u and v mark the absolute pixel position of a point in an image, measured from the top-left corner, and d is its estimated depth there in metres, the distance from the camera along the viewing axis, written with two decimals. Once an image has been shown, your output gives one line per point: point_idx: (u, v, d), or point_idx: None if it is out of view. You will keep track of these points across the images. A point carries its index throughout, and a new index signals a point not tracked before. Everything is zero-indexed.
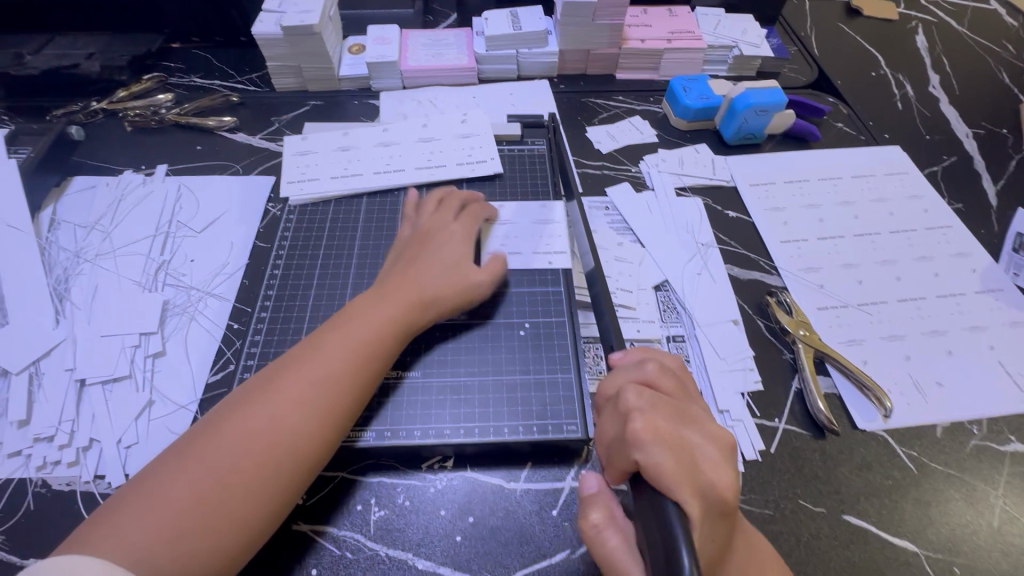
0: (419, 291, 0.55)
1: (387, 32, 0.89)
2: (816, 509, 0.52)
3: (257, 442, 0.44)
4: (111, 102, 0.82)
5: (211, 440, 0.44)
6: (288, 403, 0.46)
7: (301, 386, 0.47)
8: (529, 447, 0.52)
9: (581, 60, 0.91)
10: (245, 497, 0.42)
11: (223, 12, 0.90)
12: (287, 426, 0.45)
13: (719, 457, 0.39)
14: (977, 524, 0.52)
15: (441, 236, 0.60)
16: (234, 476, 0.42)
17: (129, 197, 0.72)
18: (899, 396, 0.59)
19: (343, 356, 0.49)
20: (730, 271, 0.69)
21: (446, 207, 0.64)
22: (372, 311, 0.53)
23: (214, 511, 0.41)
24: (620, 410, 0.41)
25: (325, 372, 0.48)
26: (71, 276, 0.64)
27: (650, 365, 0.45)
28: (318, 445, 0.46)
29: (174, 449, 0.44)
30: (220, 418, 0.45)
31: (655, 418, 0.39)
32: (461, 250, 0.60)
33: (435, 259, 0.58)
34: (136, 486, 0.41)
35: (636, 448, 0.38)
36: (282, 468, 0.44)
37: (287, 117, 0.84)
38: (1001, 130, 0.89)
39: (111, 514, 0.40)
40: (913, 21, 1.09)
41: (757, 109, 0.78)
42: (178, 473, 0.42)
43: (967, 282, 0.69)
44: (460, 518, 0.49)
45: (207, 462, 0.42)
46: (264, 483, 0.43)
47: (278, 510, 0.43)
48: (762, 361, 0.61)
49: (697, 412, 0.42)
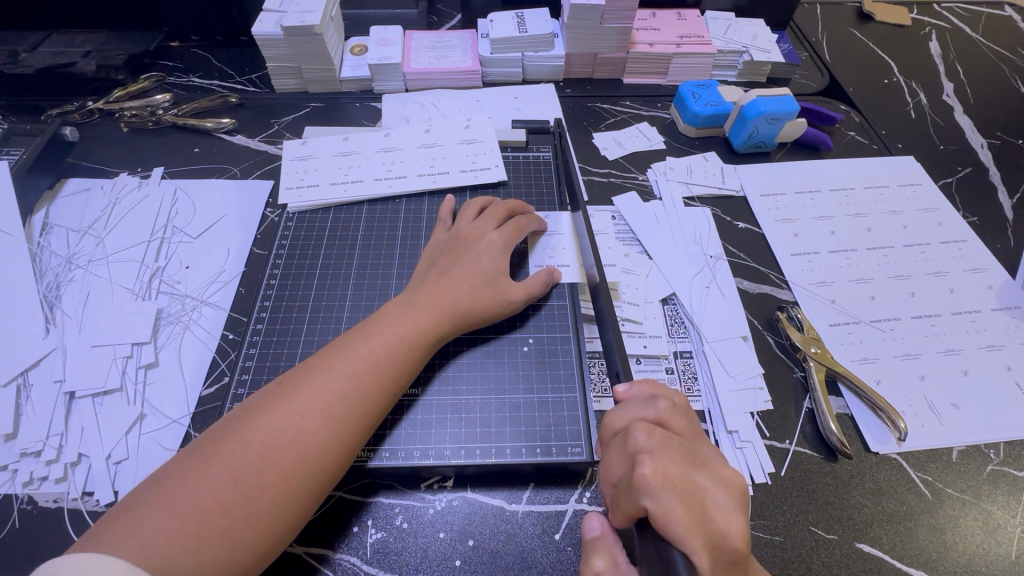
0: (453, 301, 0.53)
1: (390, 33, 0.87)
2: (829, 536, 0.50)
3: (284, 448, 0.42)
4: (108, 102, 0.80)
5: (236, 441, 0.42)
6: (314, 409, 0.44)
7: (331, 393, 0.45)
8: (531, 468, 0.51)
9: (588, 64, 0.89)
10: (265, 506, 0.40)
11: (223, 10, 0.89)
12: (315, 435, 0.43)
13: (729, 504, 0.37)
14: (995, 553, 0.50)
15: (481, 244, 0.58)
16: (257, 483, 0.40)
17: (123, 200, 0.70)
18: (914, 418, 0.57)
19: (374, 365, 0.48)
20: (739, 285, 0.67)
21: (491, 215, 0.62)
22: (406, 319, 0.51)
23: (235, 520, 0.39)
24: (628, 449, 0.39)
25: (356, 380, 0.46)
26: (63, 283, 0.62)
27: (662, 403, 0.43)
28: (341, 456, 0.44)
29: (199, 446, 0.42)
30: (248, 417, 0.44)
31: (663, 462, 0.37)
32: (502, 261, 0.58)
33: (473, 266, 0.56)
34: (158, 484, 0.40)
35: (644, 494, 0.35)
36: (306, 480, 0.42)
37: (287, 119, 0.82)
38: (1017, 141, 0.87)
39: (133, 511, 0.38)
40: (927, 27, 1.06)
41: (769, 117, 0.76)
42: (203, 475, 0.40)
43: (983, 298, 0.67)
44: (460, 542, 0.48)
45: (232, 465, 0.41)
46: (286, 493, 0.41)
47: (294, 523, 0.42)
48: (772, 379, 0.60)
49: (709, 454, 0.40)
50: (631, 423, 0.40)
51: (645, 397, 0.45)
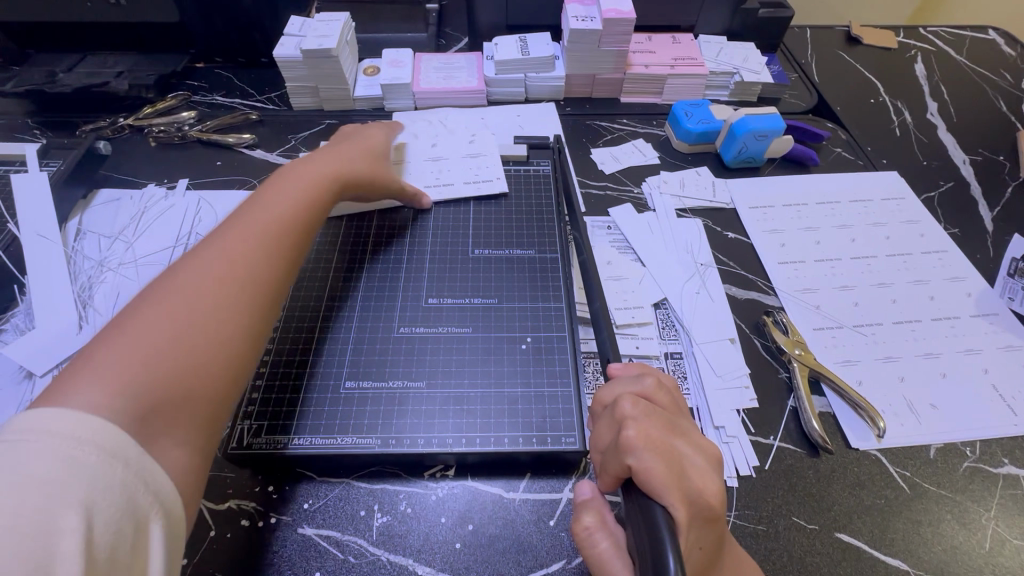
0: (336, 174, 0.62)
1: (401, 55, 0.93)
2: (809, 526, 0.53)
3: (221, 283, 0.45)
4: (138, 118, 0.86)
5: (166, 295, 0.42)
6: (233, 264, 0.46)
7: (248, 235, 0.49)
8: (528, 457, 0.54)
9: (586, 84, 0.95)
10: (212, 342, 0.42)
11: (246, 34, 0.95)
12: (243, 261, 0.47)
13: (706, 467, 0.41)
14: (969, 545, 0.53)
15: (313, 159, 0.62)
16: (198, 327, 0.41)
17: (151, 209, 0.75)
18: (893, 417, 0.60)
19: (282, 235, 0.51)
20: (728, 291, 0.71)
21: (321, 149, 0.66)
22: (281, 204, 0.54)
23: (185, 355, 0.39)
24: (615, 418, 0.43)
25: (269, 243, 0.50)
26: (95, 284, 0.67)
27: (648, 380, 0.47)
28: (267, 305, 0.47)
29: (121, 313, 0.41)
30: (169, 279, 0.44)
31: (647, 427, 0.41)
32: (330, 169, 0.62)
33: (304, 168, 0.60)
34: (92, 345, 0.38)
35: (627, 453, 0.39)
36: (244, 320, 0.45)
37: (303, 135, 0.88)
38: (998, 157, 0.90)
39: (73, 367, 0.36)
40: (912, 51, 1.11)
41: (756, 134, 0.80)
42: (140, 325, 0.39)
43: (962, 305, 0.70)
44: (460, 526, 0.51)
45: (168, 307, 0.41)
46: (229, 332, 0.43)
47: (239, 362, 0.43)
48: (758, 379, 0.63)
49: (687, 427, 0.44)
50: (619, 396, 0.45)
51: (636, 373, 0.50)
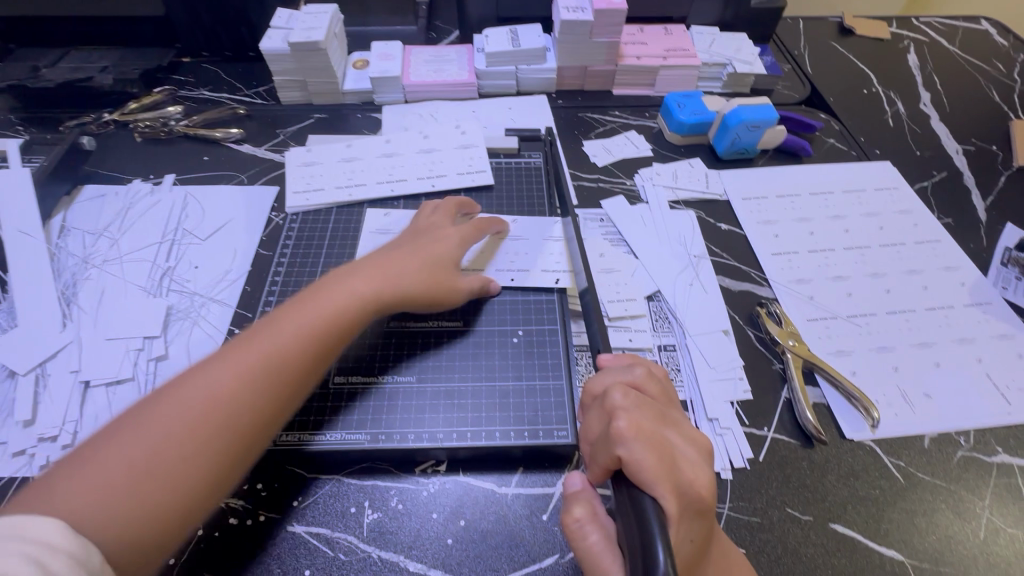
0: (397, 279, 0.55)
1: (390, 48, 0.92)
2: (804, 517, 0.52)
3: (204, 405, 0.42)
4: (123, 113, 0.84)
5: (161, 404, 0.42)
6: (233, 374, 0.44)
7: (256, 358, 0.45)
8: (520, 452, 0.53)
9: (578, 76, 0.94)
10: (192, 462, 0.40)
11: (233, 28, 0.94)
12: (239, 395, 0.44)
13: (697, 458, 0.41)
14: (963, 534, 0.53)
15: (438, 233, 0.62)
16: (173, 442, 0.40)
17: (136, 205, 0.74)
18: (887, 407, 0.60)
19: (305, 328, 0.48)
20: (721, 283, 0.70)
21: (444, 210, 0.66)
22: (348, 289, 0.53)
23: (162, 473, 0.39)
24: (605, 408, 0.43)
25: (287, 340, 0.47)
26: (79, 281, 0.65)
27: (639, 369, 0.47)
28: (270, 414, 0.45)
29: (124, 414, 0.42)
30: (170, 385, 0.43)
31: (637, 418, 0.41)
32: (457, 248, 0.62)
33: (429, 248, 0.60)
34: (84, 449, 0.39)
35: (618, 444, 0.39)
36: (234, 433, 0.42)
37: (292, 129, 0.87)
38: (991, 147, 0.90)
39: (60, 473, 0.38)
40: (905, 41, 1.11)
41: (749, 124, 0.79)
42: (127, 436, 0.40)
43: (956, 294, 0.70)
44: (452, 522, 0.50)
45: (152, 425, 0.41)
46: (212, 447, 0.41)
47: (222, 481, 0.42)
48: (752, 371, 0.62)
49: (678, 417, 0.44)
50: (611, 386, 0.44)
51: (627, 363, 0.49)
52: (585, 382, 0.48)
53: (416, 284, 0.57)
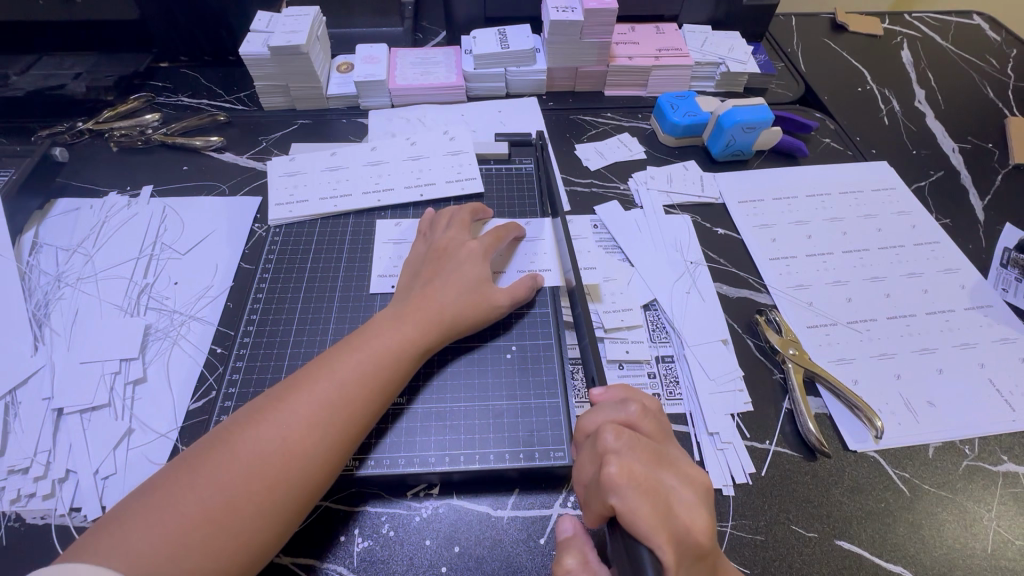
0: (439, 312, 0.54)
1: (375, 51, 0.89)
2: (809, 534, 0.51)
3: (270, 454, 0.43)
4: (98, 122, 0.81)
5: (224, 453, 0.42)
6: (303, 420, 0.45)
7: (316, 404, 0.46)
8: (515, 473, 0.51)
9: (569, 77, 0.92)
10: (252, 515, 0.41)
11: (212, 31, 0.90)
12: (301, 442, 0.44)
13: (695, 499, 0.39)
14: (971, 547, 0.51)
15: (462, 253, 0.59)
16: (237, 494, 0.41)
17: (112, 219, 0.71)
18: (890, 416, 0.58)
19: (361, 377, 0.48)
20: (719, 290, 0.69)
21: (460, 222, 0.63)
22: (397, 330, 0.52)
23: (223, 527, 0.39)
24: (597, 451, 0.41)
25: (344, 391, 0.47)
26: (52, 301, 0.63)
27: (633, 407, 0.45)
28: (328, 467, 0.45)
29: (187, 458, 0.43)
30: (234, 429, 0.44)
31: (630, 462, 0.39)
32: (482, 266, 0.59)
33: (457, 274, 0.57)
34: (148, 495, 0.40)
35: (611, 493, 0.37)
36: (292, 487, 0.43)
37: (275, 136, 0.84)
38: (987, 145, 0.89)
39: (124, 518, 0.39)
40: (898, 37, 1.10)
41: (744, 126, 0.78)
42: (190, 484, 0.41)
43: (957, 298, 0.69)
44: (446, 549, 0.48)
45: (217, 475, 0.41)
46: (271, 502, 0.42)
47: (278, 535, 0.42)
48: (752, 381, 0.61)
49: (674, 454, 0.42)
50: (602, 426, 0.42)
51: (620, 398, 0.47)
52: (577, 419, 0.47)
53: (456, 315, 0.55)
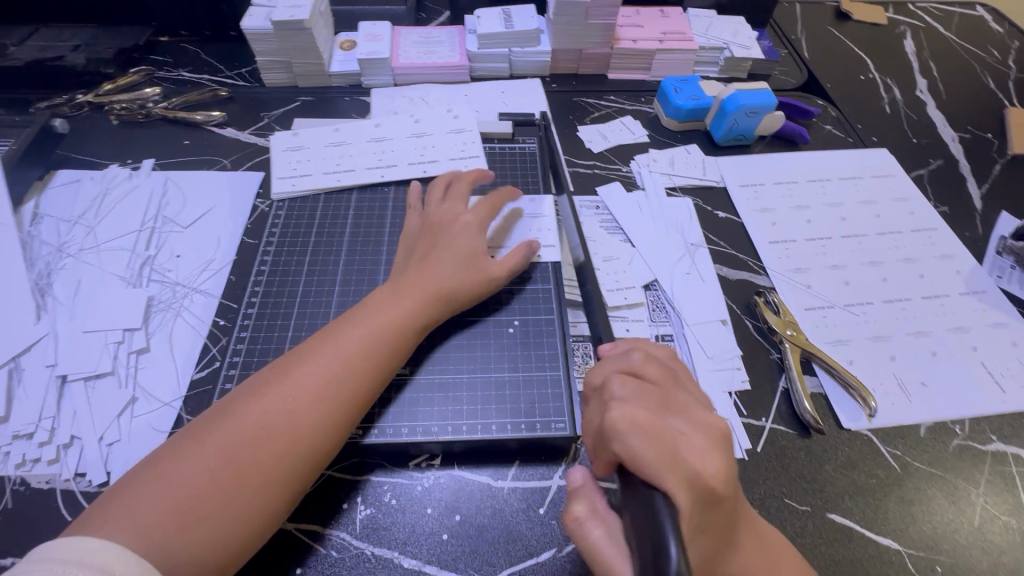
0: (437, 284, 0.54)
1: (378, 28, 0.89)
2: (802, 508, 0.52)
3: (275, 427, 0.43)
4: (98, 95, 0.81)
5: (229, 425, 0.43)
6: (308, 393, 0.45)
7: (320, 378, 0.46)
8: (516, 445, 0.52)
9: (573, 59, 0.91)
10: (257, 486, 0.41)
11: (213, 6, 0.89)
12: (305, 415, 0.44)
13: (706, 445, 0.38)
14: (959, 522, 0.53)
15: (457, 227, 0.59)
16: (243, 466, 0.41)
17: (113, 191, 0.71)
18: (883, 396, 0.60)
19: (362, 351, 0.49)
20: (718, 271, 0.69)
21: (458, 198, 0.63)
22: (397, 303, 0.52)
23: (230, 497, 0.40)
24: (603, 400, 0.42)
25: (347, 364, 0.47)
26: (54, 271, 0.63)
27: (636, 354, 0.45)
28: (332, 438, 0.45)
29: (192, 430, 0.43)
30: (239, 402, 0.45)
31: (634, 407, 0.39)
32: (477, 239, 0.59)
33: (452, 248, 0.58)
34: (154, 466, 0.41)
35: (614, 439, 0.38)
36: (297, 458, 0.43)
37: (276, 112, 0.83)
38: (986, 134, 0.90)
39: (132, 489, 0.39)
40: (902, 27, 1.10)
41: (747, 110, 0.78)
42: (196, 455, 0.41)
43: (952, 283, 0.70)
44: (447, 517, 0.49)
45: (222, 447, 0.42)
46: (277, 472, 0.42)
47: (284, 507, 0.43)
48: (750, 361, 0.62)
49: (684, 400, 0.42)
50: (607, 376, 0.43)
51: (625, 350, 0.48)
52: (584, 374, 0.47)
53: (453, 289, 0.55)
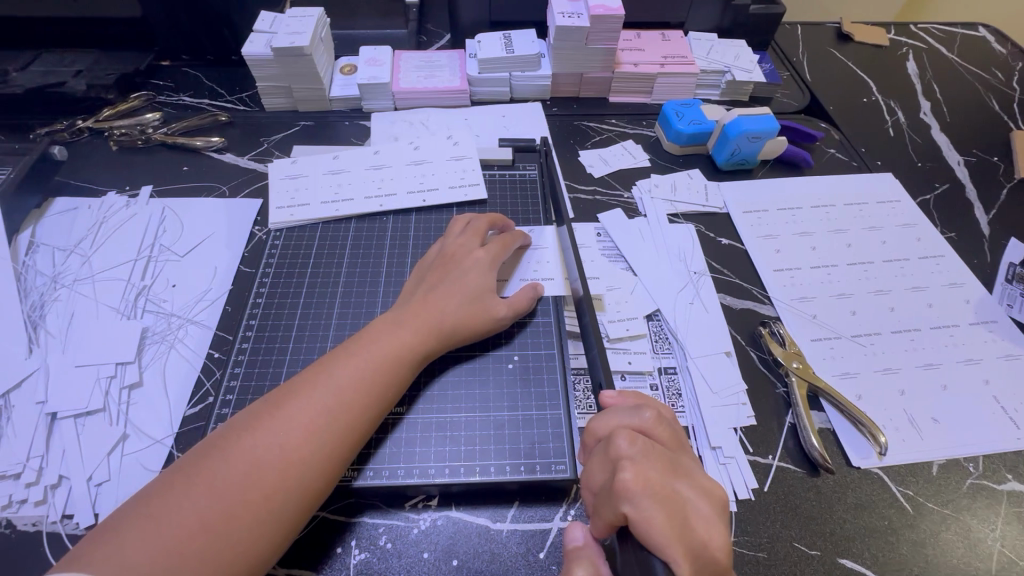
0: (439, 319, 0.54)
1: (379, 53, 0.89)
2: (811, 552, 0.50)
3: (268, 463, 0.42)
4: (98, 121, 0.81)
5: (220, 460, 0.41)
6: (304, 427, 0.44)
7: (315, 411, 0.45)
8: (515, 486, 0.51)
9: (574, 83, 0.91)
10: (248, 525, 0.40)
11: (215, 31, 0.90)
12: (300, 450, 0.43)
13: (711, 512, 0.38)
14: (975, 567, 0.51)
15: (469, 261, 0.59)
16: (234, 504, 0.40)
17: (111, 219, 0.70)
18: (894, 432, 0.58)
19: (359, 383, 0.47)
20: (722, 301, 0.68)
21: (474, 230, 0.62)
22: (397, 333, 0.52)
23: (220, 536, 0.38)
24: (609, 456, 0.41)
25: (343, 396, 0.46)
26: (48, 302, 0.62)
27: (648, 412, 0.44)
28: (327, 474, 0.44)
29: (183, 465, 0.42)
30: (232, 435, 0.43)
31: (645, 469, 0.39)
32: (487, 276, 0.58)
33: (460, 283, 0.57)
34: (143, 505, 0.39)
35: (624, 501, 0.37)
36: (290, 496, 0.42)
37: (276, 138, 0.83)
38: (992, 158, 0.89)
39: (118, 530, 0.38)
40: (904, 48, 1.09)
41: (750, 135, 0.77)
42: (187, 493, 0.40)
43: (961, 313, 0.68)
44: (444, 562, 0.48)
45: (214, 483, 0.40)
46: (269, 510, 0.41)
47: (275, 547, 0.41)
48: (755, 395, 0.60)
49: (689, 464, 0.42)
50: (614, 431, 0.42)
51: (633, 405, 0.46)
52: (587, 421, 0.46)
53: (457, 325, 0.54)
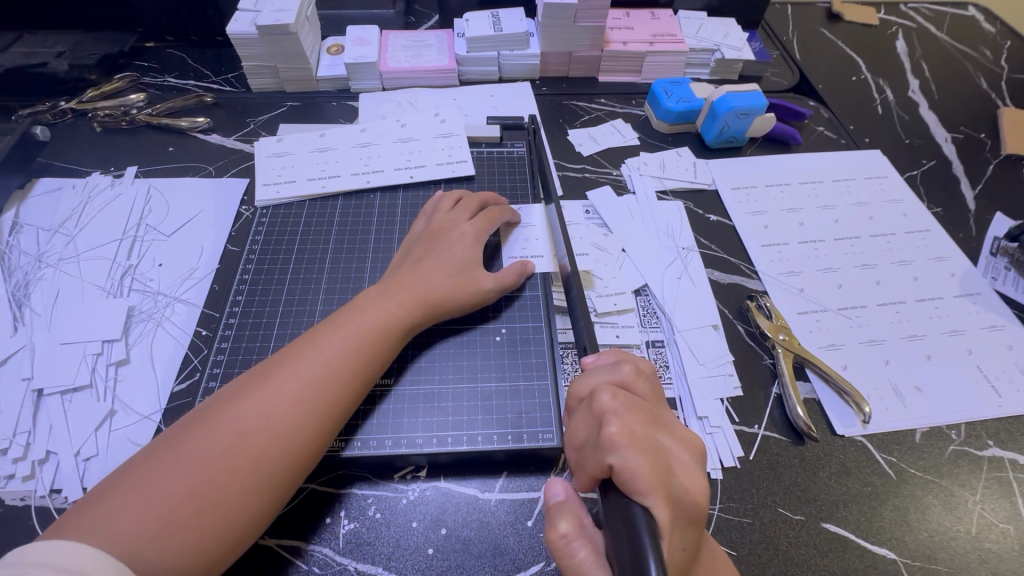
0: (426, 291, 0.54)
1: (366, 32, 0.88)
2: (795, 517, 0.51)
3: (254, 433, 0.42)
4: (81, 101, 0.80)
5: (206, 430, 0.42)
6: (289, 398, 0.44)
7: (300, 382, 0.45)
8: (503, 456, 0.51)
9: (562, 62, 0.90)
10: (236, 493, 0.40)
11: (199, 11, 0.88)
12: (285, 420, 0.43)
13: (691, 462, 0.39)
14: (955, 530, 0.52)
15: (454, 235, 0.59)
16: (220, 472, 0.40)
17: (95, 199, 0.70)
18: (878, 401, 0.59)
19: (345, 355, 0.48)
20: (710, 276, 0.68)
21: (463, 208, 0.62)
22: (381, 306, 0.52)
23: (207, 504, 0.39)
24: (593, 412, 0.40)
25: (328, 367, 0.46)
26: (33, 282, 0.61)
27: (626, 368, 0.44)
28: (313, 443, 0.44)
29: (169, 436, 0.42)
30: (218, 407, 0.43)
31: (629, 422, 0.38)
32: (474, 251, 0.58)
33: (447, 256, 0.57)
34: (129, 475, 0.39)
35: (609, 452, 0.36)
36: (277, 465, 0.42)
37: (263, 118, 0.82)
38: (979, 135, 0.89)
39: (103, 500, 0.38)
40: (894, 27, 1.09)
41: (738, 112, 0.77)
42: (173, 463, 0.40)
43: (946, 285, 0.69)
44: (433, 530, 0.48)
45: (200, 453, 0.40)
46: (256, 478, 0.41)
47: (264, 516, 0.41)
48: (742, 366, 0.61)
49: (670, 418, 0.42)
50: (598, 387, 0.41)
51: (613, 362, 0.46)
52: (570, 385, 0.46)
53: (444, 295, 0.54)
